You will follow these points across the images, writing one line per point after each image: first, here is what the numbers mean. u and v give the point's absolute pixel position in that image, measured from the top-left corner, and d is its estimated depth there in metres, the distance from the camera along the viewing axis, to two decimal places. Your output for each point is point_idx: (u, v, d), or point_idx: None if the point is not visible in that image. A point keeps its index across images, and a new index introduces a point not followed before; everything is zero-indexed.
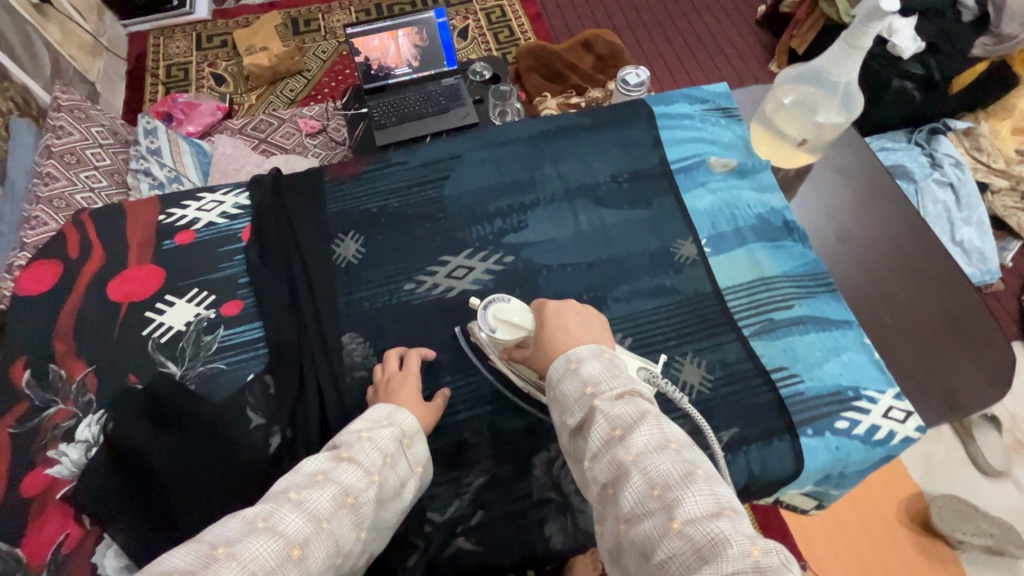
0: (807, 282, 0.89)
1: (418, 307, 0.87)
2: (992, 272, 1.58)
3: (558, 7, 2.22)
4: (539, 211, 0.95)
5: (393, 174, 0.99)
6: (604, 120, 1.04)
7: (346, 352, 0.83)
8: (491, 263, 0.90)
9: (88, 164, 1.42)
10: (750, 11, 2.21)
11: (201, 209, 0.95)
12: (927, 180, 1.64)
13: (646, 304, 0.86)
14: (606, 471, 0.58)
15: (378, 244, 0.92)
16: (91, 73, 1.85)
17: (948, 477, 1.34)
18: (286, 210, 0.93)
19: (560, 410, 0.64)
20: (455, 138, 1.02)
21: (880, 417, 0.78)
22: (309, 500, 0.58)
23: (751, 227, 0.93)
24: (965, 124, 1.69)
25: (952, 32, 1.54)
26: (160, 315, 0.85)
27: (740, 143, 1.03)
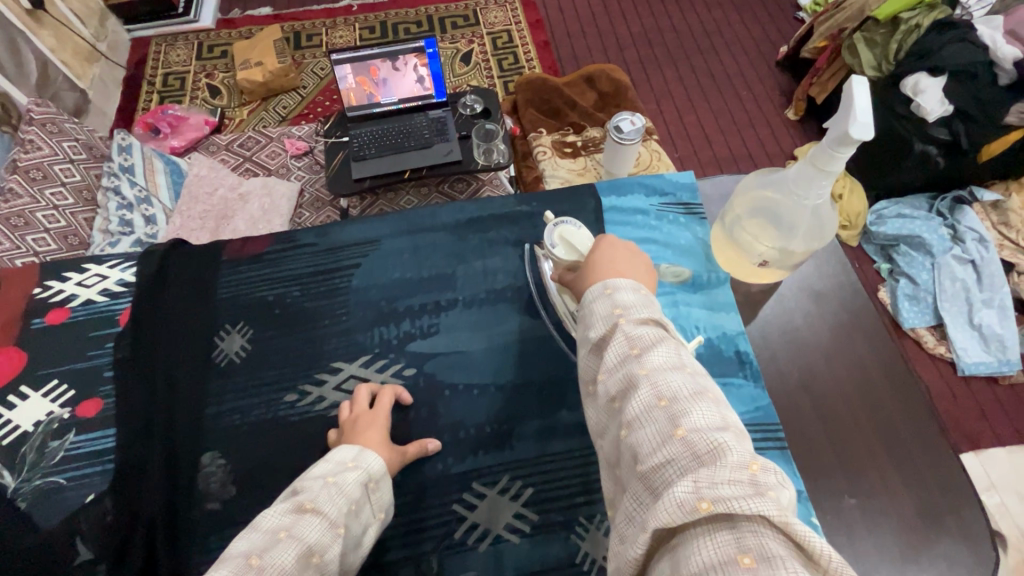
0: (750, 435, 0.76)
1: (293, 425, 0.77)
2: (1011, 363, 1.43)
3: (568, 37, 2.13)
4: (455, 314, 0.86)
5: (302, 258, 0.91)
6: (547, 208, 0.95)
7: (202, 475, 0.73)
8: (389, 375, 0.82)
9: (55, 181, 1.38)
10: (771, 51, 2.08)
11: (81, 283, 0.88)
12: (946, 255, 1.50)
13: (555, 445, 0.77)
14: (618, 384, 0.55)
15: (266, 341, 0.84)
16: (83, 79, 1.83)
17: None
18: (162, 297, 0.85)
19: (584, 326, 0.64)
20: (377, 219, 0.94)
21: None
22: (272, 564, 0.53)
23: (697, 356, 0.82)
24: (994, 195, 1.54)
25: (987, 99, 1.39)
26: (10, 412, 0.77)
27: (698, 248, 0.92)
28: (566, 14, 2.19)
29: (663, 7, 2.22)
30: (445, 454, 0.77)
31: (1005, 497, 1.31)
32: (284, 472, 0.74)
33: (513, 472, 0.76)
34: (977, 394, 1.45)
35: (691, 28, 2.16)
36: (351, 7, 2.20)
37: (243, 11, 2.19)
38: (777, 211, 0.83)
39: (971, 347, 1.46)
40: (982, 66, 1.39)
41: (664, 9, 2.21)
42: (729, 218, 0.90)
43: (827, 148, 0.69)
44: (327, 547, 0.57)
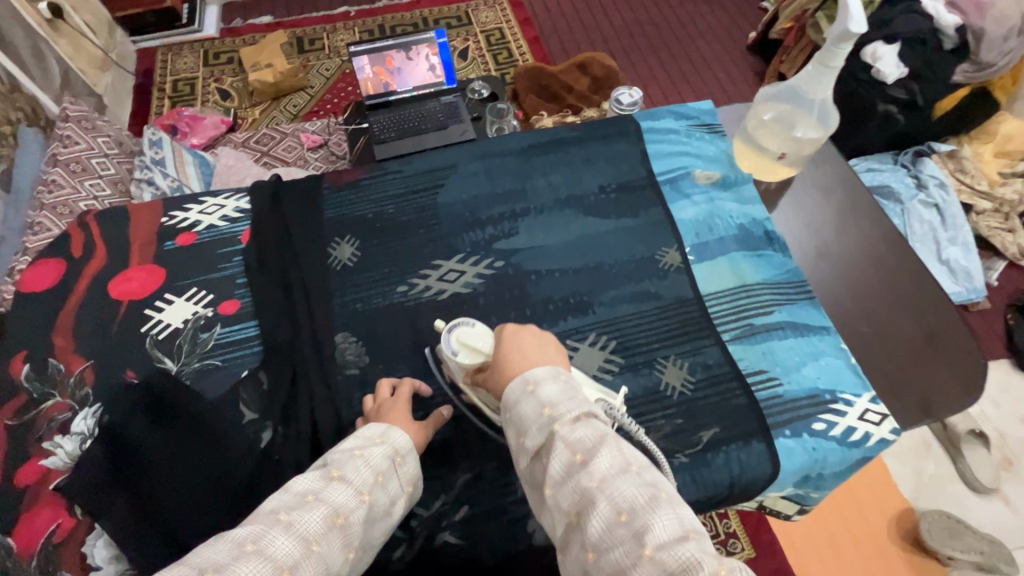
0: (784, 289, 0.90)
1: (409, 308, 0.89)
2: (978, 290, 1.61)
3: (556, 32, 2.29)
4: (531, 219, 0.97)
5: (389, 182, 1.01)
6: (591, 133, 1.07)
7: (340, 350, 0.85)
8: (483, 268, 0.92)
9: (93, 174, 1.44)
10: (741, 37, 2.29)
11: (204, 211, 0.98)
12: (913, 201, 1.69)
13: (628, 308, 0.88)
14: (570, 497, 0.57)
15: (372, 249, 0.94)
16: (99, 86, 1.90)
17: (939, 494, 1.35)
18: (280, 214, 0.96)
19: (517, 433, 0.64)
20: (451, 148, 1.04)
21: (856, 419, 0.78)
22: (300, 521, 0.57)
23: (733, 237, 0.95)
24: (948, 147, 1.74)
25: (935, 61, 1.61)
26: (160, 313, 0.87)
27: (723, 157, 1.05)
28: (552, 11, 2.36)
29: (640, 2, 2.41)
30: (541, 321, 0.87)
31: (984, 405, 1.48)
32: (379, 371, 0.84)
33: (598, 329, 0.86)
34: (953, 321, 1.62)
35: (668, 20, 2.35)
36: (349, 13, 2.33)
37: (245, 20, 2.29)
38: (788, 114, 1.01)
39: (943, 281, 1.63)
40: (930, 32, 1.60)
41: (641, 4, 2.40)
42: (747, 126, 1.06)
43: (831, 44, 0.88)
44: (351, 511, 0.62)
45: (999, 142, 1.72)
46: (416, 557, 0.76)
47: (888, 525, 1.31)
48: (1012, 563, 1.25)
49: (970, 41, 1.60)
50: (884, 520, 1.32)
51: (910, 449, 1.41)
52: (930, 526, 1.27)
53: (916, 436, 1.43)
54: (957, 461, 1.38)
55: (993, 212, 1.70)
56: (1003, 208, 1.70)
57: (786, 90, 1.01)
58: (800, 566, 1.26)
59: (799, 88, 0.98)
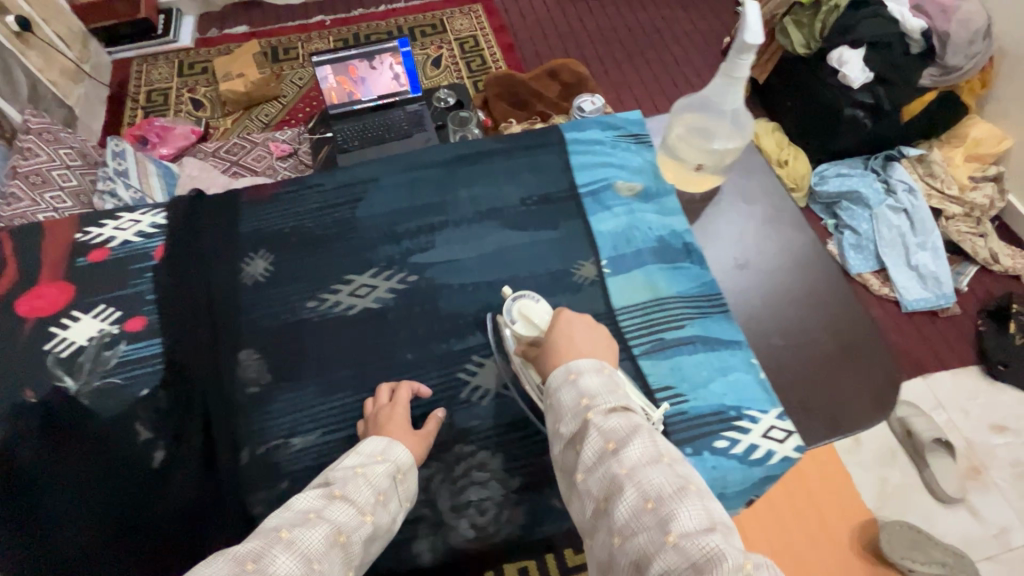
0: (698, 303, 0.89)
1: (315, 325, 0.88)
2: (946, 296, 1.60)
3: (530, 39, 2.29)
4: (448, 233, 0.97)
5: (305, 198, 1.01)
6: (518, 144, 1.06)
7: (242, 368, 0.84)
8: (395, 282, 0.92)
9: (54, 186, 1.45)
10: (716, 42, 2.28)
11: (118, 227, 0.96)
12: (882, 206, 1.68)
13: None
14: (599, 484, 0.58)
15: (284, 264, 0.94)
16: (70, 97, 1.91)
17: (902, 504, 1.34)
18: (191, 228, 0.95)
19: (554, 419, 0.65)
20: (367, 163, 1.03)
21: (759, 436, 0.78)
22: (301, 538, 0.56)
23: (651, 250, 0.94)
24: (919, 150, 1.72)
25: (901, 65, 1.60)
26: (64, 331, 0.85)
27: (648, 168, 1.03)
28: (527, 18, 2.36)
29: (615, 8, 2.41)
30: (447, 335, 0.88)
31: (952, 413, 1.46)
32: (304, 384, 0.84)
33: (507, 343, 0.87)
34: (923, 328, 1.59)
35: (643, 26, 2.34)
36: (324, 22, 2.34)
37: (221, 31, 2.30)
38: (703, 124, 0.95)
39: (912, 286, 1.62)
40: (897, 36, 1.60)
41: (617, 10, 2.40)
42: (665, 138, 1.01)
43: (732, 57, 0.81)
44: (354, 530, 0.61)
45: (970, 145, 1.70)
46: None
47: (850, 536, 1.29)
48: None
49: (935, 45, 1.59)
50: (846, 531, 1.30)
51: (873, 459, 1.39)
52: (890, 538, 1.25)
53: (882, 445, 1.41)
54: (923, 470, 1.36)
55: (964, 216, 1.68)
56: (973, 212, 1.68)
57: (698, 100, 0.95)
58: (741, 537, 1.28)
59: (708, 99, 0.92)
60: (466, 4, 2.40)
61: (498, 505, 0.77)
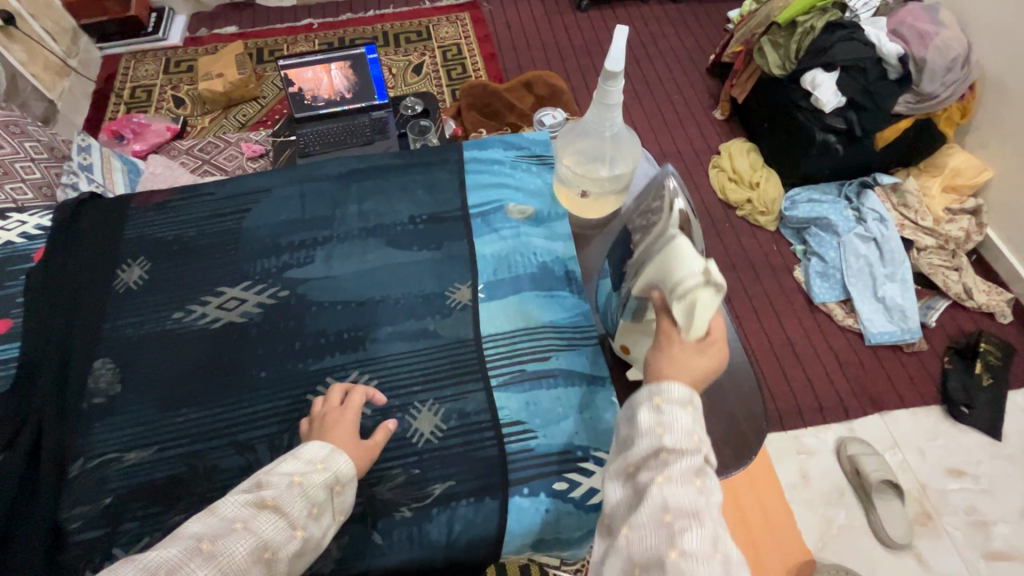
0: (568, 335, 0.86)
1: (179, 336, 0.87)
2: (912, 331, 1.54)
3: (513, 49, 2.29)
4: (332, 247, 0.96)
5: (198, 206, 1.01)
6: (416, 161, 1.05)
7: (92, 376, 0.84)
8: (264, 297, 0.91)
9: (15, 178, 1.46)
10: (701, 58, 2.25)
11: (2, 227, 0.97)
12: (850, 233, 1.63)
13: (402, 347, 0.86)
14: (679, 503, 0.55)
15: (161, 271, 0.94)
16: (53, 90, 1.94)
17: (844, 548, 1.28)
18: (70, 234, 0.96)
19: (657, 418, 0.60)
20: (269, 173, 1.03)
21: (601, 481, 0.75)
22: (223, 551, 0.55)
23: (529, 276, 0.91)
24: (892, 179, 1.68)
25: (874, 91, 1.55)
26: None
27: (545, 191, 1.00)
28: (512, 29, 2.36)
29: (602, 22, 2.39)
30: (306, 354, 0.85)
31: (907, 453, 1.40)
32: (177, 394, 0.83)
33: (363, 366, 0.84)
34: (886, 364, 1.53)
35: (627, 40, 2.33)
36: (312, 25, 2.36)
37: (210, 30, 2.34)
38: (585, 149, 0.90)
39: (876, 318, 1.56)
40: (872, 60, 1.55)
41: (603, 24, 2.39)
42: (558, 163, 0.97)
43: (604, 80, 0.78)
44: (281, 546, 0.59)
45: (948, 175, 1.65)
46: None
47: None
48: None
49: (912, 72, 1.54)
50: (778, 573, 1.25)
51: (815, 498, 1.34)
52: None
53: (830, 484, 1.36)
54: (869, 513, 1.30)
55: (938, 248, 1.62)
56: (948, 244, 1.62)
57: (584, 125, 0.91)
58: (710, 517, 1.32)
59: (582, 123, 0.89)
60: (454, 12, 2.40)
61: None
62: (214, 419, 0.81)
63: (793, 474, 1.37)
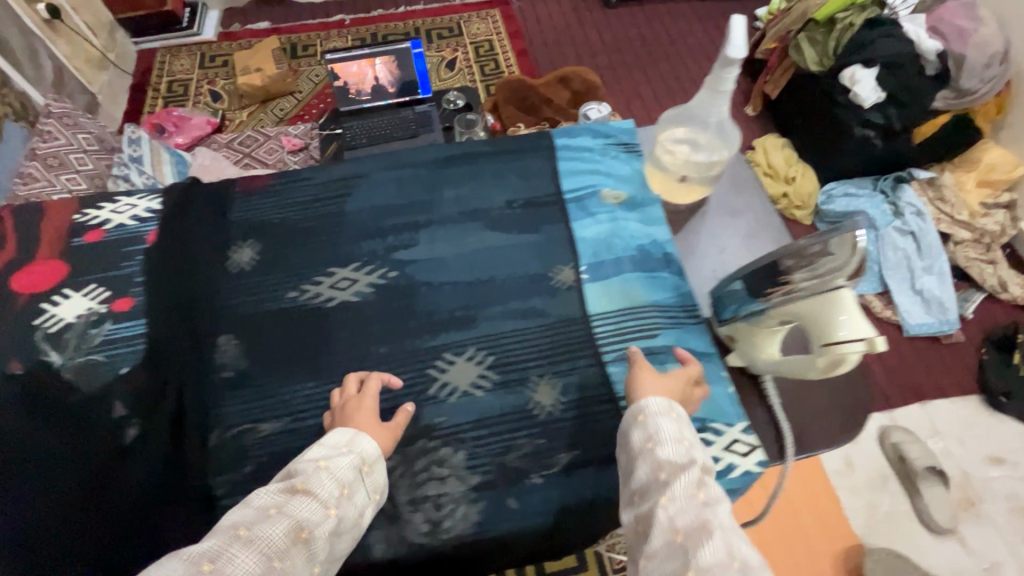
0: (674, 312, 0.88)
1: (295, 315, 0.90)
2: (950, 323, 1.56)
3: (545, 45, 2.31)
4: (432, 230, 0.98)
5: (302, 189, 1.03)
6: (504, 148, 1.08)
7: (219, 352, 0.87)
8: (375, 277, 0.94)
9: (69, 169, 1.48)
10: (731, 55, 2.27)
11: (115, 210, 0.98)
12: (888, 227, 1.66)
13: (513, 325, 0.89)
14: (689, 520, 0.57)
15: (273, 252, 0.96)
16: (94, 84, 1.96)
17: (891, 532, 1.31)
18: (181, 214, 0.97)
19: (648, 441, 0.66)
20: (364, 159, 1.06)
21: (720, 450, 0.77)
22: (261, 535, 0.56)
23: (629, 259, 0.94)
24: (928, 173, 1.69)
25: (913, 87, 1.58)
26: (54, 308, 0.88)
27: (636, 176, 1.03)
28: (543, 25, 2.38)
29: (632, 19, 2.42)
30: (423, 331, 0.89)
31: (949, 442, 1.43)
32: (300, 370, 0.86)
33: (477, 343, 0.87)
34: (925, 355, 1.56)
35: (657, 37, 2.35)
36: (344, 21, 2.38)
37: (243, 26, 2.36)
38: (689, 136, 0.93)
39: (914, 310, 1.59)
40: (910, 57, 1.57)
41: (633, 20, 2.41)
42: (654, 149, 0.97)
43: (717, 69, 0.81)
44: (316, 526, 0.61)
45: (984, 170, 1.67)
46: None
47: (832, 563, 1.27)
48: None
49: (951, 68, 1.56)
50: (828, 559, 1.28)
51: (860, 484, 1.37)
52: (875, 565, 1.23)
53: (874, 470, 1.39)
54: (914, 499, 1.33)
55: (974, 242, 1.65)
56: (984, 238, 1.65)
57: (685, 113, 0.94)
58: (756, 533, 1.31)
59: (694, 110, 0.92)
60: (484, 9, 2.43)
61: (455, 500, 0.76)
62: (341, 393, 0.84)
63: (838, 461, 1.40)
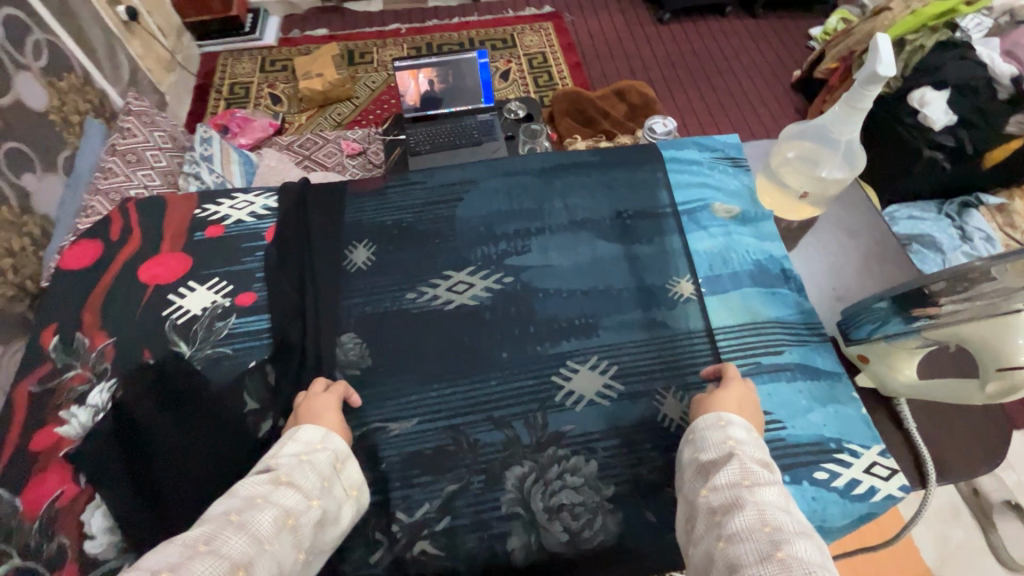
0: (798, 330, 0.88)
1: (415, 315, 0.91)
2: None
3: (597, 59, 2.34)
4: (544, 238, 0.99)
5: (413, 193, 1.05)
6: (611, 159, 1.09)
7: (342, 350, 0.87)
8: (491, 282, 0.94)
9: (146, 165, 1.52)
10: (785, 74, 2.27)
11: (233, 207, 1.03)
12: (955, 252, 1.60)
13: (633, 335, 0.89)
14: (721, 498, 0.59)
15: (387, 254, 0.97)
16: (162, 84, 2.02)
17: (965, 566, 1.27)
18: (301, 214, 1.01)
19: (693, 448, 0.69)
20: (470, 165, 1.07)
21: (861, 473, 0.76)
22: (251, 521, 0.53)
23: (748, 274, 0.93)
24: (997, 200, 1.67)
25: (988, 110, 1.55)
26: (181, 299, 0.91)
27: (745, 192, 1.03)
28: (596, 39, 2.40)
29: (684, 36, 2.42)
30: (542, 338, 0.88)
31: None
32: (420, 373, 0.86)
33: (600, 352, 0.87)
34: None
35: (711, 54, 2.35)
36: (400, 30, 2.43)
37: (302, 32, 2.41)
38: (811, 152, 0.90)
39: None
40: (983, 81, 1.56)
41: (686, 37, 2.42)
42: (771, 163, 0.98)
43: (859, 87, 0.78)
44: (303, 513, 0.59)
45: None
46: (396, 562, 0.73)
47: None
48: None
49: None
50: None
51: (931, 516, 1.32)
52: None
53: (945, 502, 1.34)
54: (988, 533, 1.29)
55: None
56: None
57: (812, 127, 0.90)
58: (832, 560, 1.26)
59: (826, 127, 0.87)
60: (538, 22, 2.46)
61: (590, 510, 0.76)
62: (464, 395, 0.84)
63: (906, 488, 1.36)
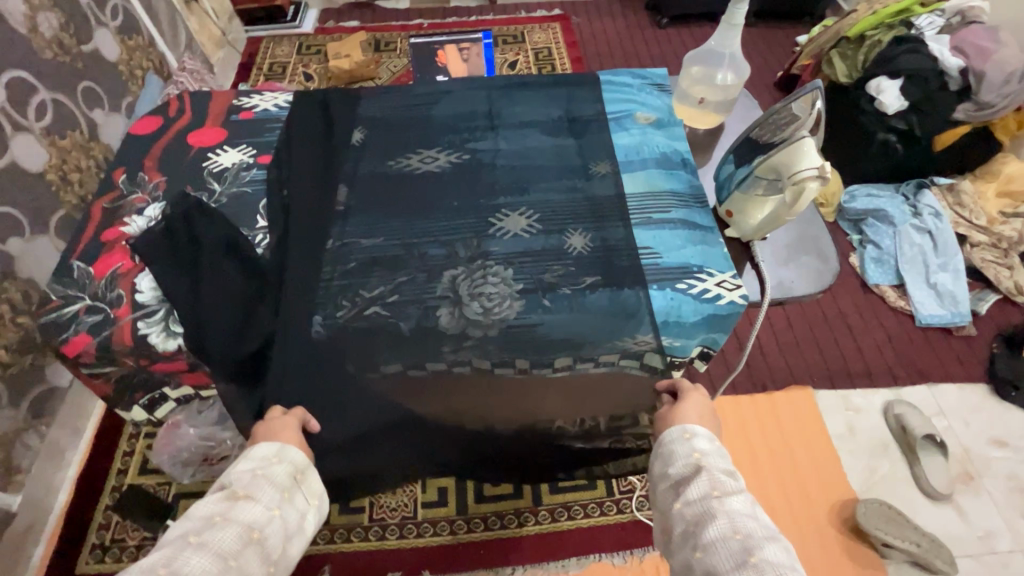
0: (688, 199, 1.08)
1: (391, 172, 1.14)
2: (963, 315, 1.65)
3: (598, 55, 2.58)
4: (496, 132, 1.21)
5: (396, 98, 1.27)
6: (559, 79, 1.30)
7: (335, 197, 1.11)
8: (452, 157, 1.16)
9: None
10: (770, 72, 2.46)
11: (262, 100, 1.27)
12: (905, 224, 1.77)
13: (557, 196, 1.10)
14: (695, 511, 0.74)
15: (374, 136, 1.20)
16: (212, 57, 2.31)
17: (889, 492, 1.39)
18: (301, 106, 1.25)
19: (665, 462, 0.83)
20: (448, 80, 1.30)
21: (712, 285, 0.97)
22: (211, 540, 0.66)
23: (652, 160, 1.13)
24: (947, 180, 1.83)
25: (936, 98, 1.71)
26: (218, 157, 1.15)
27: (665, 107, 1.23)
28: (598, 38, 2.65)
29: (679, 38, 2.66)
30: (486, 195, 1.10)
31: (953, 422, 1.50)
32: (390, 223, 1.07)
33: (528, 206, 1.09)
34: (935, 344, 1.65)
35: None
36: (422, 24, 2.71)
37: (337, 23, 2.72)
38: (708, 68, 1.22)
39: (928, 302, 1.68)
40: (934, 72, 1.70)
41: (681, 39, 2.65)
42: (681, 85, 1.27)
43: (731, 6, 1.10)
44: (265, 526, 0.72)
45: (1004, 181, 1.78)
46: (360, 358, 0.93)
47: (827, 512, 1.36)
48: (951, 563, 1.26)
49: (972, 83, 1.68)
50: (823, 505, 1.37)
51: (858, 449, 1.45)
52: (866, 513, 1.31)
53: (875, 438, 1.47)
54: (912, 465, 1.41)
55: (991, 246, 1.74)
56: (1001, 243, 1.73)
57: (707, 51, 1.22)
58: (755, 469, 1.41)
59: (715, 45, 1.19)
60: (547, 22, 2.72)
61: (502, 297, 0.96)
62: (421, 227, 1.06)
63: (840, 426, 1.49)
